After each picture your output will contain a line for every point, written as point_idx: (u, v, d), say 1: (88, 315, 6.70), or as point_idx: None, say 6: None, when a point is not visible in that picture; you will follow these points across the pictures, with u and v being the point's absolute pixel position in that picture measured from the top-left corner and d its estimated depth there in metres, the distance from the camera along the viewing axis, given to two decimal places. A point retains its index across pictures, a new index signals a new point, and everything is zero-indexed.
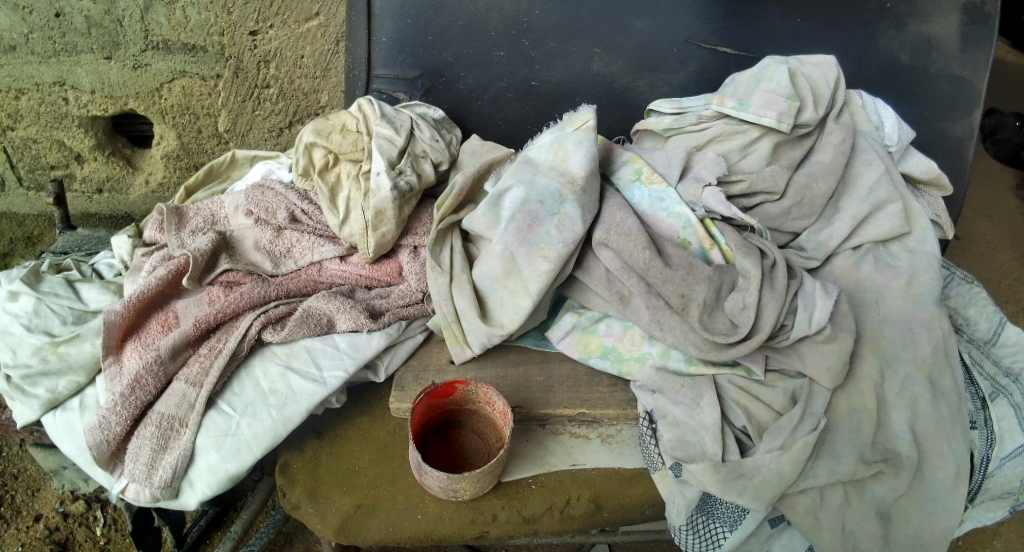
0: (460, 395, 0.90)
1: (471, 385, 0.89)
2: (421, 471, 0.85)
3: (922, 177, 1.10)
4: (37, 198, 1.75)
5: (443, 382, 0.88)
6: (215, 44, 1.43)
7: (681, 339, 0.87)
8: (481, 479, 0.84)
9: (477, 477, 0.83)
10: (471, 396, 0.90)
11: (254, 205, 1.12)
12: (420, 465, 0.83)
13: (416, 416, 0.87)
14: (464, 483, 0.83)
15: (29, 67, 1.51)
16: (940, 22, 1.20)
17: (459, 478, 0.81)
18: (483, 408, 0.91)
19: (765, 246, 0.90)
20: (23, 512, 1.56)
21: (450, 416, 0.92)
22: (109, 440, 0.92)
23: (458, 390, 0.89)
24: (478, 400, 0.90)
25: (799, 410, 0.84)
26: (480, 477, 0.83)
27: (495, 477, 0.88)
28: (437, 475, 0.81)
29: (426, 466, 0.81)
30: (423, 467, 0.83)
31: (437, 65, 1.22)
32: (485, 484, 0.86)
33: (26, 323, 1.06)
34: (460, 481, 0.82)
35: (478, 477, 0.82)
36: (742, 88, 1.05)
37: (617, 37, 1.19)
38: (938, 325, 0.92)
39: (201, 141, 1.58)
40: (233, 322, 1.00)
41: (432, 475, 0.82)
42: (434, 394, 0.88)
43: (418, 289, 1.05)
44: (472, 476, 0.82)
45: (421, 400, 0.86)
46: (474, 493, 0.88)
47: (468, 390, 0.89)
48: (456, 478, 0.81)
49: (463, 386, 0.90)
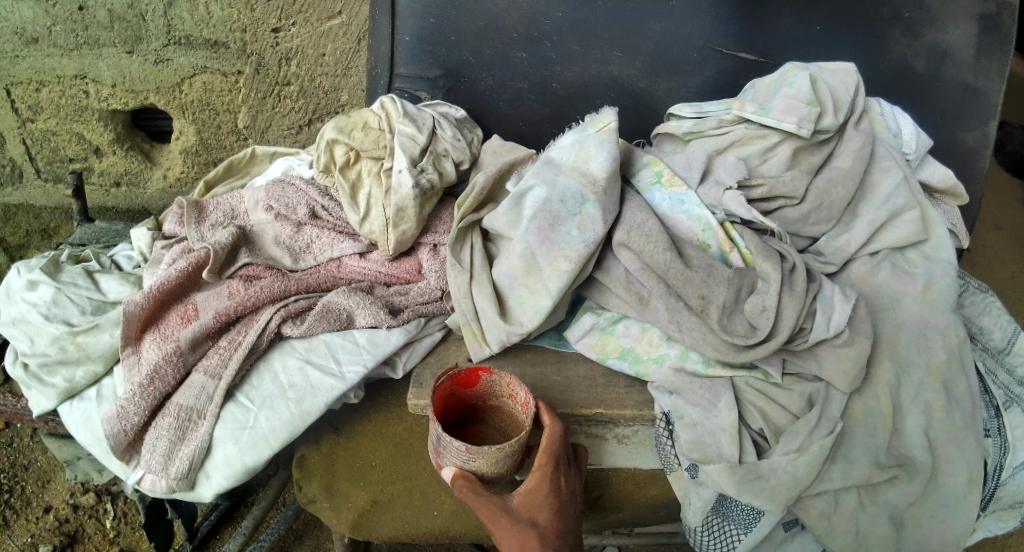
0: (484, 386, 0.87)
1: (495, 375, 0.85)
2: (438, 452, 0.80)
3: (937, 186, 1.10)
4: (55, 190, 1.76)
5: (468, 366, 0.84)
6: (237, 41, 1.44)
7: (700, 340, 0.87)
8: (502, 463, 0.75)
9: (498, 460, 0.74)
10: (494, 387, 0.86)
11: (274, 201, 1.14)
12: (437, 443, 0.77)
13: (437, 397, 0.83)
14: (483, 464, 0.75)
15: (51, 60, 1.52)
16: (959, 30, 1.20)
17: (479, 456, 0.73)
18: (507, 402, 0.88)
19: (784, 250, 0.92)
20: (33, 503, 1.57)
21: (473, 409, 0.90)
22: (127, 430, 0.92)
23: (483, 380, 0.86)
24: (501, 394, 0.87)
25: (816, 413, 0.84)
26: (502, 459, 0.74)
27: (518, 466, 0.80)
28: (455, 446, 0.73)
29: (445, 435, 0.74)
30: (441, 441, 0.76)
31: (457, 65, 1.23)
32: (506, 472, 0.77)
33: (45, 312, 1.07)
34: (479, 460, 0.74)
35: (499, 459, 0.73)
36: (762, 93, 1.05)
37: (638, 40, 1.20)
38: (954, 332, 0.92)
39: (219, 137, 1.59)
40: (252, 316, 1.01)
41: (450, 448, 0.74)
42: (458, 378, 0.84)
43: (437, 287, 1.05)
44: (493, 452, 0.73)
45: (443, 380, 0.82)
46: (493, 481, 0.79)
47: (492, 380, 0.85)
48: (476, 455, 0.73)
49: (487, 376, 0.86)
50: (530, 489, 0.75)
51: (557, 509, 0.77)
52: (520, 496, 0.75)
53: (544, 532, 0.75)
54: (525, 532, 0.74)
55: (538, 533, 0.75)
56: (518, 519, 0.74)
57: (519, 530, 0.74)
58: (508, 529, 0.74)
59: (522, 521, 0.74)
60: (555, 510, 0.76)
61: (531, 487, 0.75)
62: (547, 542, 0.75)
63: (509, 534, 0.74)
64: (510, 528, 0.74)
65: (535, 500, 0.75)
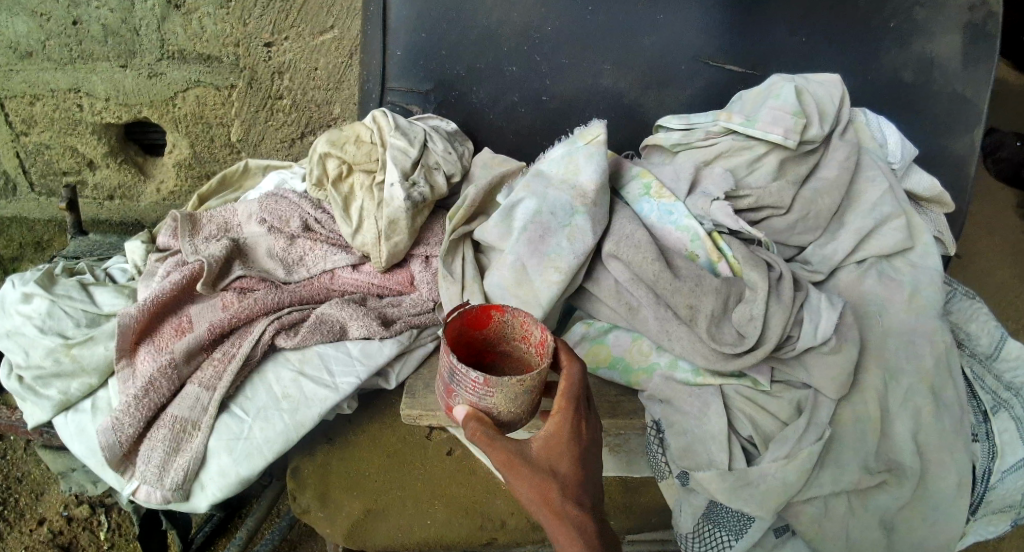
0: (496, 329, 0.74)
1: (508, 313, 0.72)
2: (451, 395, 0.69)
3: (925, 195, 1.11)
4: (49, 203, 1.76)
5: (479, 303, 0.72)
6: (231, 55, 1.46)
7: (689, 348, 0.88)
8: (523, 404, 0.67)
9: (518, 397, 0.65)
10: (506, 330, 0.73)
11: (267, 214, 1.15)
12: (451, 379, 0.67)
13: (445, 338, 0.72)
14: (500, 401, 0.66)
15: (45, 73, 1.53)
16: (942, 41, 1.22)
17: (498, 391, 0.64)
18: (521, 350, 0.74)
19: (771, 259, 0.93)
20: (26, 515, 1.56)
21: (482, 360, 0.76)
22: (122, 441, 0.93)
23: (494, 321, 0.73)
24: (515, 339, 0.74)
25: (804, 420, 0.86)
26: (522, 396, 0.66)
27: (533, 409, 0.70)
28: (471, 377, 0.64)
29: (460, 366, 0.65)
30: (453, 377, 0.67)
31: (449, 78, 1.24)
32: (521, 415, 0.69)
33: (40, 325, 1.08)
34: (498, 394, 0.65)
35: (519, 391, 0.64)
36: (750, 104, 1.07)
37: (627, 53, 1.21)
38: (941, 338, 0.94)
39: (213, 150, 1.60)
40: (246, 328, 1.02)
41: (465, 382, 0.66)
42: (467, 317, 0.72)
43: (429, 298, 1.07)
44: (513, 386, 0.64)
45: (451, 316, 0.70)
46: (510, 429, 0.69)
47: (504, 321, 0.72)
48: (495, 390, 0.64)
49: (500, 318, 0.74)
50: (551, 434, 0.65)
51: (582, 460, 0.65)
52: (538, 441, 0.65)
53: (568, 484, 0.63)
54: (546, 481, 0.63)
55: (562, 485, 0.63)
56: (540, 468, 0.63)
57: (540, 479, 0.63)
58: (527, 479, 0.63)
59: (542, 469, 0.63)
60: (579, 460, 0.65)
61: (553, 431, 0.65)
62: (571, 496, 0.63)
63: (528, 484, 0.62)
64: (528, 476, 0.62)
65: (556, 446, 0.65)
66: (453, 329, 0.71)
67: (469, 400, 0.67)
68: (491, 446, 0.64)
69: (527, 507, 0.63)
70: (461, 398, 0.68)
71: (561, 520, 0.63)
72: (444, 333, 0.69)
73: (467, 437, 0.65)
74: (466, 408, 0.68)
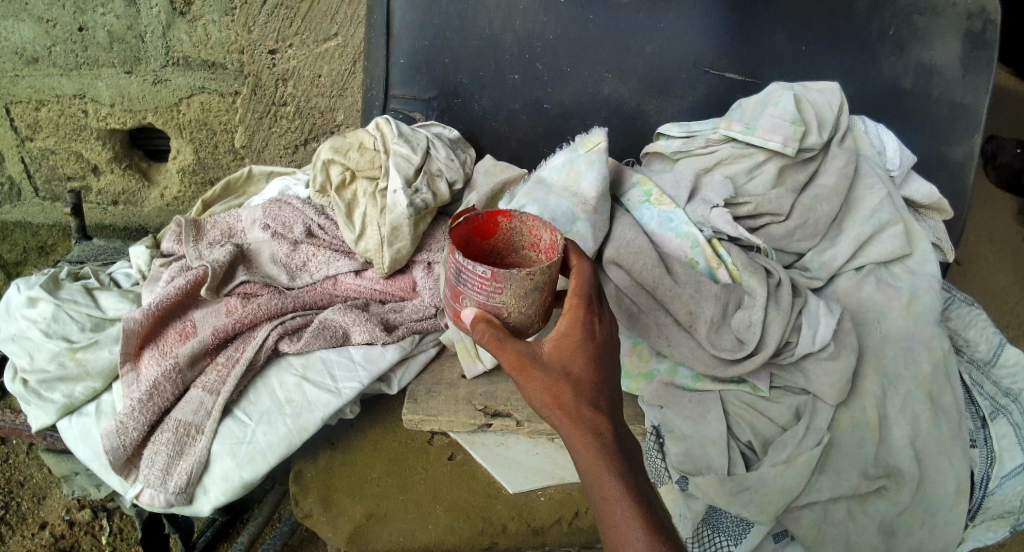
0: (504, 237, 0.77)
1: (516, 220, 0.75)
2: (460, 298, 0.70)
3: (923, 202, 1.12)
4: (53, 207, 1.77)
5: (485, 210, 0.75)
6: (235, 61, 1.47)
7: (689, 355, 0.89)
8: (531, 304, 0.69)
9: (526, 295, 0.67)
10: (515, 237, 0.76)
11: (271, 220, 1.15)
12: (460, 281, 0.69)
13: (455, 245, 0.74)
14: (509, 299, 0.67)
15: (50, 79, 1.55)
16: (940, 49, 1.23)
17: (506, 287, 0.66)
18: (528, 257, 0.77)
19: (770, 266, 0.94)
20: (28, 519, 1.57)
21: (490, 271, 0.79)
22: (126, 445, 0.93)
23: (501, 228, 0.76)
24: (522, 246, 0.76)
25: (802, 425, 0.87)
26: (529, 294, 0.67)
27: (542, 312, 0.71)
28: (479, 272, 0.65)
29: (468, 263, 0.66)
30: (461, 277, 0.69)
31: (452, 85, 1.25)
32: (530, 316, 0.70)
33: (45, 329, 1.09)
34: (507, 290, 0.66)
35: (526, 284, 0.66)
36: (749, 112, 1.08)
37: (628, 61, 1.22)
38: (938, 344, 0.95)
39: (217, 156, 1.61)
40: (250, 333, 1.03)
41: (473, 280, 0.67)
42: (474, 223, 0.74)
43: (431, 304, 1.07)
44: (521, 280, 0.65)
45: (459, 222, 0.73)
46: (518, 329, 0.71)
47: (511, 227, 0.76)
48: (503, 286, 0.66)
49: (507, 226, 0.76)
50: (562, 333, 0.63)
51: (596, 360, 0.64)
52: (550, 342, 0.63)
53: (581, 385, 0.62)
54: (558, 383, 0.62)
55: (575, 386, 0.62)
56: (550, 368, 0.62)
57: (552, 382, 0.62)
58: (538, 382, 0.62)
59: (555, 371, 0.62)
60: (593, 361, 0.63)
61: (563, 330, 0.64)
62: (585, 398, 0.62)
63: (540, 387, 0.62)
64: (540, 379, 0.62)
65: (568, 346, 0.63)
66: (460, 233, 0.73)
67: (478, 302, 0.69)
68: (501, 347, 0.63)
69: (541, 409, 0.63)
70: (468, 299, 0.70)
71: (574, 422, 0.62)
72: (450, 237, 0.70)
73: (475, 339, 0.65)
74: (474, 308, 0.69)
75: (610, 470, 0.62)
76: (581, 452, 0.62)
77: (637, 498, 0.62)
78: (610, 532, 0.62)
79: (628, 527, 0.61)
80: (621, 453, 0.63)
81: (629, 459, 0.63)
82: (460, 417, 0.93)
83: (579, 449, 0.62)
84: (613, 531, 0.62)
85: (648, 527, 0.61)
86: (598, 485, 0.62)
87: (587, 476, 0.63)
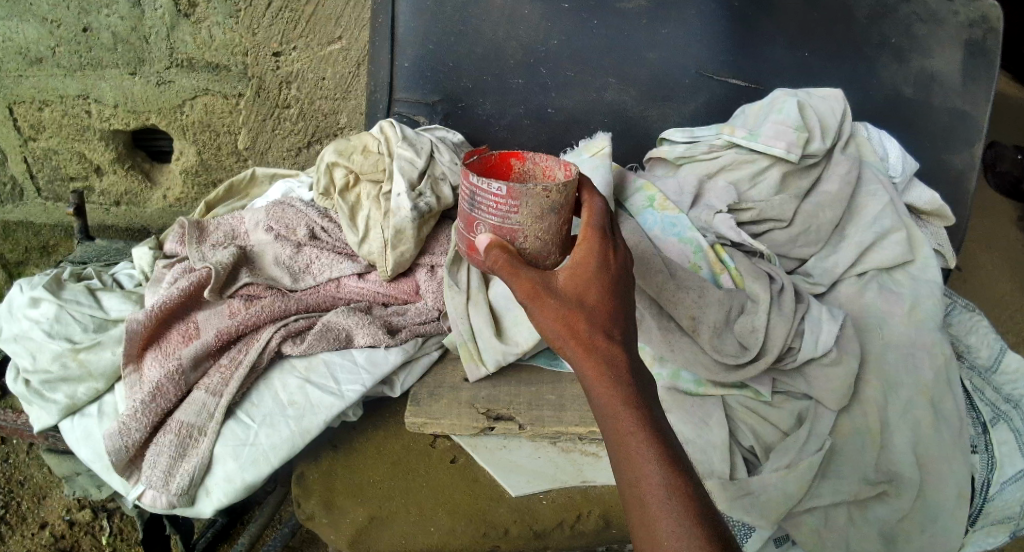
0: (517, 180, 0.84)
1: (527, 161, 0.82)
2: (475, 227, 0.75)
3: (925, 209, 1.12)
4: (55, 208, 1.77)
5: (498, 153, 0.82)
6: (239, 64, 1.47)
7: (690, 359, 0.90)
8: (546, 227, 0.73)
9: (542, 215, 0.72)
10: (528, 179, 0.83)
11: (274, 221, 1.16)
12: (476, 206, 0.74)
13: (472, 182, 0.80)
14: (522, 219, 0.72)
15: (54, 80, 1.55)
16: (942, 57, 1.24)
17: (523, 203, 0.71)
18: None
19: (773, 271, 0.94)
20: (28, 519, 1.57)
21: None
22: (129, 446, 0.93)
23: (513, 172, 0.83)
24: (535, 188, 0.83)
25: (804, 431, 0.87)
26: (544, 214, 0.72)
27: (556, 242, 0.76)
28: (493, 190, 0.71)
29: (483, 184, 0.72)
30: (477, 202, 0.74)
31: (456, 90, 1.26)
32: (544, 242, 0.75)
33: (47, 329, 1.09)
34: (520, 208, 0.71)
35: (538, 201, 0.71)
36: (752, 120, 1.08)
37: (631, 67, 1.23)
38: (940, 349, 0.95)
39: (220, 158, 1.62)
40: (253, 335, 1.03)
41: (488, 202, 0.73)
42: (488, 162, 0.81)
43: (434, 307, 1.08)
44: (534, 197, 0.71)
45: (475, 157, 0.80)
46: (532, 254, 0.75)
47: (523, 169, 0.83)
48: (520, 203, 0.71)
49: (520, 169, 0.83)
50: (576, 262, 0.63)
51: (611, 290, 0.62)
52: (564, 272, 0.62)
53: (595, 312, 0.60)
54: (571, 309, 0.60)
55: (588, 313, 0.60)
56: (563, 295, 0.61)
57: (565, 308, 0.60)
58: (552, 309, 0.60)
59: (568, 298, 0.60)
60: (608, 290, 0.62)
61: (578, 261, 0.63)
62: (599, 326, 0.60)
63: (553, 313, 0.60)
64: (553, 305, 0.60)
65: (582, 275, 0.62)
66: (475, 169, 0.80)
67: (492, 225, 0.74)
68: (515, 276, 0.63)
69: (553, 340, 0.60)
70: (484, 224, 0.74)
71: (587, 351, 0.59)
72: (464, 165, 0.76)
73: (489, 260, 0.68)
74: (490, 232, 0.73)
75: (627, 401, 0.57)
76: (595, 381, 0.58)
77: (656, 433, 0.57)
78: (627, 471, 0.57)
79: (647, 463, 0.56)
80: (639, 386, 0.59)
81: (647, 395, 0.59)
82: (462, 420, 0.93)
83: (593, 379, 0.58)
84: (630, 468, 0.56)
85: (670, 464, 0.56)
86: (613, 417, 0.57)
87: (601, 410, 0.58)
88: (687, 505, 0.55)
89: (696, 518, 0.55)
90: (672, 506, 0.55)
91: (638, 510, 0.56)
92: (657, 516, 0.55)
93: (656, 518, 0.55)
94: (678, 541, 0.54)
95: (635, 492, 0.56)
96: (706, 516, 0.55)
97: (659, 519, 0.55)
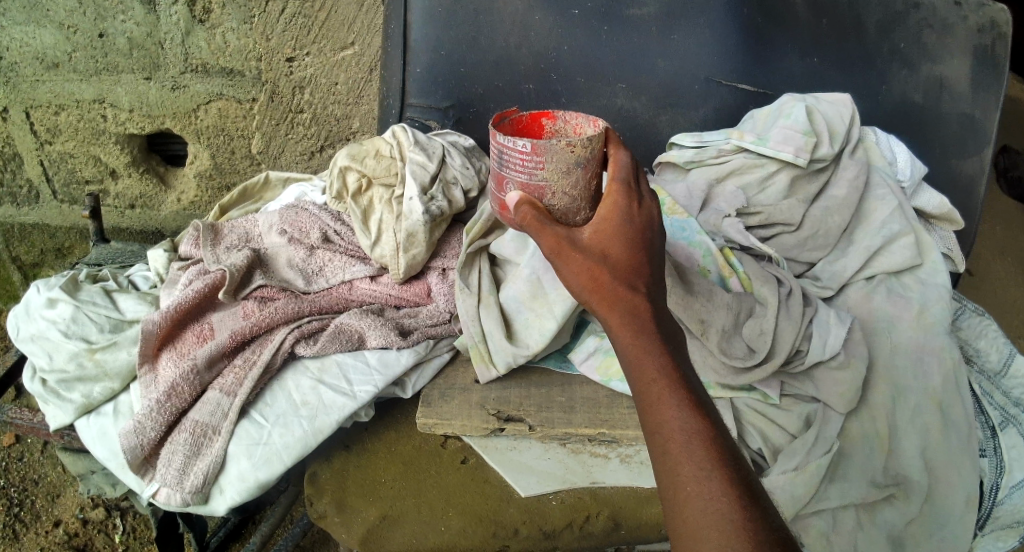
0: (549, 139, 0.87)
1: (558, 120, 0.86)
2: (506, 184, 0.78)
3: (934, 213, 1.12)
4: (70, 210, 1.79)
5: (530, 114, 0.86)
6: (253, 69, 1.50)
7: (701, 363, 0.91)
8: (573, 182, 0.75)
9: (568, 170, 0.74)
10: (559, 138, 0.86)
11: (289, 225, 1.18)
12: (504, 164, 0.77)
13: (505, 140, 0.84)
14: (549, 174, 0.74)
15: (70, 85, 1.58)
16: (952, 63, 1.24)
17: (548, 158, 0.73)
18: None
19: (781, 275, 0.96)
20: (42, 517, 1.60)
21: None
22: (144, 445, 0.94)
23: (545, 131, 0.86)
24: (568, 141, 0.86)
25: (812, 433, 0.87)
26: (571, 168, 0.74)
27: (586, 199, 0.78)
28: (519, 147, 0.74)
29: (509, 142, 0.75)
30: (505, 160, 0.76)
31: (468, 97, 1.28)
32: (573, 198, 0.76)
33: (64, 330, 1.10)
34: (547, 164, 0.74)
35: (565, 156, 0.73)
36: (761, 123, 1.10)
37: (641, 76, 1.25)
38: (949, 355, 0.94)
39: (234, 161, 1.64)
40: (266, 336, 1.04)
41: (515, 159, 0.75)
42: (519, 123, 0.85)
43: (446, 309, 1.09)
44: (561, 152, 0.73)
45: (507, 120, 0.84)
46: (561, 211, 0.77)
47: (554, 128, 0.86)
48: (545, 159, 0.73)
49: (551, 129, 0.86)
50: (601, 219, 0.66)
51: (634, 244, 0.65)
52: (589, 228, 0.66)
53: (618, 266, 0.63)
54: (595, 263, 0.63)
55: (611, 267, 0.63)
56: (588, 249, 0.64)
57: (589, 261, 0.63)
58: (577, 263, 0.64)
59: (592, 253, 0.64)
60: (631, 245, 0.65)
61: (602, 216, 0.66)
62: (623, 278, 0.62)
63: (578, 267, 0.63)
64: (578, 260, 0.64)
65: (607, 231, 0.65)
66: (507, 130, 0.83)
67: (520, 183, 0.76)
68: (542, 232, 0.66)
69: (579, 294, 0.64)
70: (512, 181, 0.76)
71: (609, 303, 0.62)
72: (492, 124, 0.78)
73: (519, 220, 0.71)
74: (517, 189, 0.76)
75: (649, 350, 0.60)
76: (618, 332, 0.61)
77: (677, 380, 0.59)
78: (649, 416, 0.58)
79: (668, 409, 0.58)
80: (662, 336, 0.61)
81: (671, 345, 0.61)
82: (473, 421, 0.94)
83: (616, 330, 0.61)
84: (652, 413, 0.58)
85: (691, 409, 0.58)
86: (635, 364, 0.60)
87: (626, 358, 0.61)
88: (707, 447, 0.56)
89: (716, 460, 0.56)
90: (694, 451, 0.56)
91: (660, 455, 0.57)
92: (679, 458, 0.56)
93: (678, 461, 0.56)
94: (700, 482, 0.55)
95: (659, 436, 0.57)
96: (728, 461, 0.56)
97: (681, 462, 0.56)
